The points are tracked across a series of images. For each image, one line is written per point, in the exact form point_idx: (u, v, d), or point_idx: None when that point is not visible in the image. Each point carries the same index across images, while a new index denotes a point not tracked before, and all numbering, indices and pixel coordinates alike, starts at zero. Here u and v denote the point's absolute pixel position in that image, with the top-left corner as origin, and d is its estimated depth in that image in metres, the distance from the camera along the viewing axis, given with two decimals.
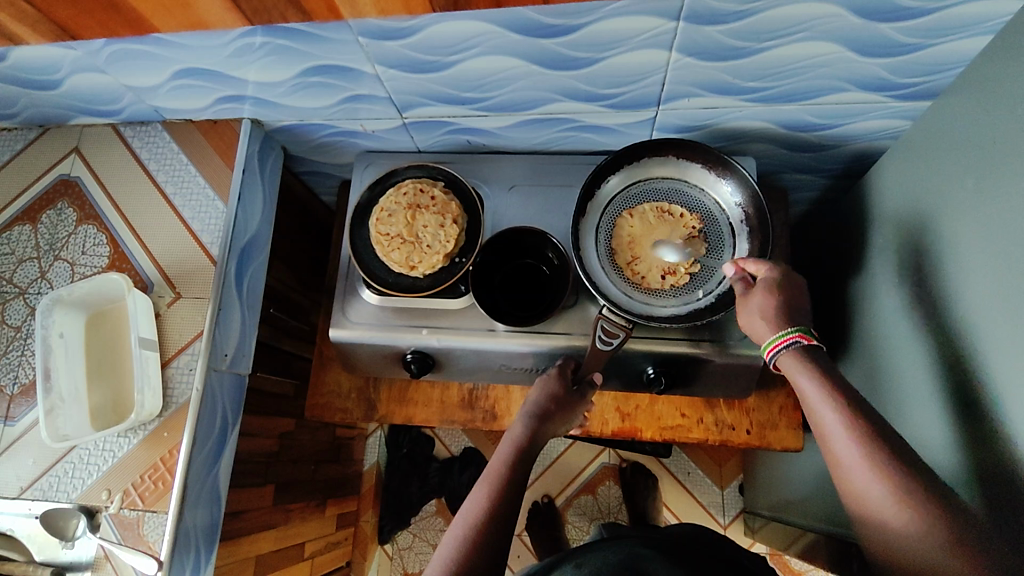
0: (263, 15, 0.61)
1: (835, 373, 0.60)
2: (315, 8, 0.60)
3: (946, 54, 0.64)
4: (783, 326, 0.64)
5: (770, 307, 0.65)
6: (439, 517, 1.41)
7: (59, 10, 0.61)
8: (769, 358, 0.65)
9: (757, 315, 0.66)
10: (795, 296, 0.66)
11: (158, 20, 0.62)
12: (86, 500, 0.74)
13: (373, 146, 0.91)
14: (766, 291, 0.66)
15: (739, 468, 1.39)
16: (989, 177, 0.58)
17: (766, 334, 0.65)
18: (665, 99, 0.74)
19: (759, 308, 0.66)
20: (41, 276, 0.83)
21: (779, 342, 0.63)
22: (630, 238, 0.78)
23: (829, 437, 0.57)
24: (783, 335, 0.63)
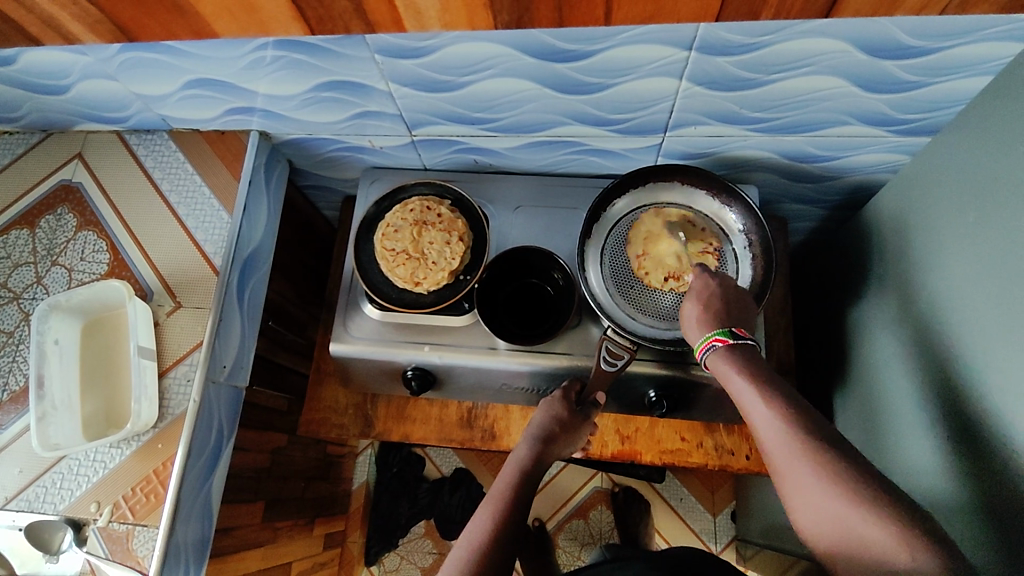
0: (327, 25, 0.60)
1: (761, 370, 0.61)
2: (381, 21, 0.59)
3: (945, 92, 0.67)
4: (707, 328, 0.65)
5: (696, 315, 0.66)
6: (428, 539, 1.39)
7: (121, 12, 0.60)
8: (701, 360, 0.66)
9: (690, 323, 0.67)
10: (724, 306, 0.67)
11: (219, 26, 0.61)
12: (74, 513, 0.72)
13: (380, 162, 0.92)
14: (695, 299, 0.68)
15: (731, 495, 1.39)
16: (989, 211, 0.60)
17: (694, 335, 0.66)
18: (672, 126, 0.76)
19: (692, 316, 0.67)
20: (37, 281, 0.81)
21: (704, 346, 0.65)
22: (648, 235, 0.77)
23: (763, 437, 0.57)
24: (705, 339, 0.65)
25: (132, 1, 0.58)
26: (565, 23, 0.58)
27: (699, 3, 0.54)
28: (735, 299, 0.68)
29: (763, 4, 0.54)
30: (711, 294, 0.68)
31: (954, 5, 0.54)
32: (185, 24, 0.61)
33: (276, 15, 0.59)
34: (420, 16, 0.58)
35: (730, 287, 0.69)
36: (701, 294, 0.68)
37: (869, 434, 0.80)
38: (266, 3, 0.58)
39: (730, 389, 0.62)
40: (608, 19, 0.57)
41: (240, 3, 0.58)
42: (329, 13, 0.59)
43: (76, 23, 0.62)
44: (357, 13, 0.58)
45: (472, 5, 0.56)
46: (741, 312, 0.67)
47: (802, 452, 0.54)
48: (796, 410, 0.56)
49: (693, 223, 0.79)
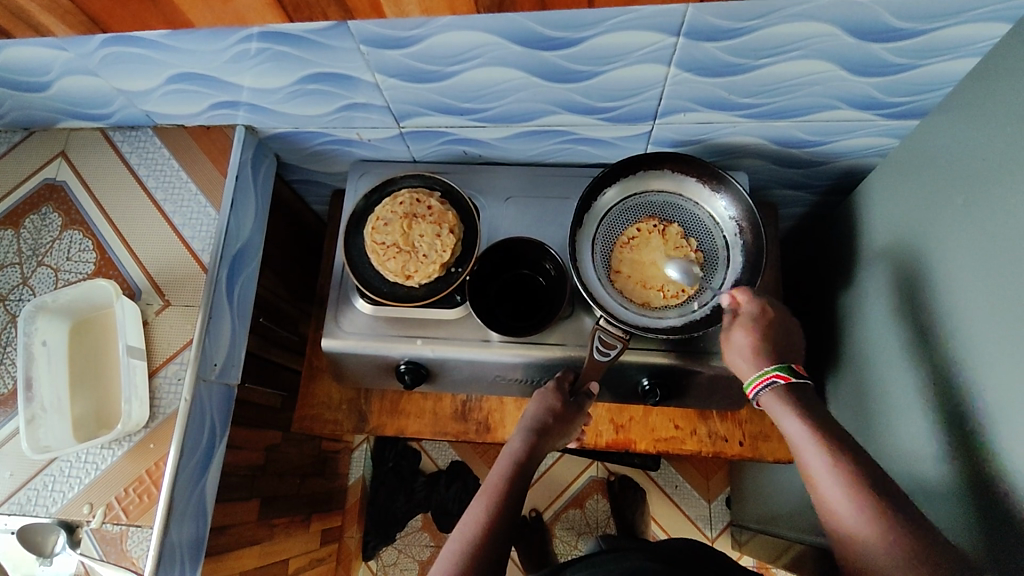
0: (304, 12, 0.59)
1: (817, 413, 0.63)
2: (359, 7, 0.58)
3: (934, 74, 0.66)
4: (762, 364, 0.67)
5: (749, 344, 0.68)
6: (425, 532, 1.42)
7: (89, 2, 0.59)
8: (752, 397, 0.68)
9: (741, 352, 0.69)
10: (777, 335, 0.69)
11: (196, 18, 0.60)
12: (66, 515, 0.72)
13: (368, 156, 0.91)
14: (748, 327, 0.69)
15: (726, 481, 1.40)
16: (978, 193, 0.60)
17: (748, 371, 0.68)
18: (662, 113, 0.75)
19: (742, 345, 0.69)
20: (23, 282, 0.80)
21: (760, 380, 0.66)
22: (626, 245, 0.79)
23: (813, 477, 0.59)
24: (763, 374, 0.66)
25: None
26: (548, 6, 0.57)
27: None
28: (786, 329, 0.70)
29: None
30: (765, 323, 0.69)
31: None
32: (160, 15, 0.60)
33: (248, 5, 0.58)
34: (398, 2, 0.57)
35: (781, 316, 0.71)
36: (755, 322, 0.69)
37: (862, 418, 0.81)
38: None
39: (784, 429, 0.64)
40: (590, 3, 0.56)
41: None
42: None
43: (47, 16, 0.61)
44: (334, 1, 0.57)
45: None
46: (789, 341, 0.69)
47: (855, 493, 0.56)
48: (849, 453, 0.59)
49: (628, 236, 0.79)
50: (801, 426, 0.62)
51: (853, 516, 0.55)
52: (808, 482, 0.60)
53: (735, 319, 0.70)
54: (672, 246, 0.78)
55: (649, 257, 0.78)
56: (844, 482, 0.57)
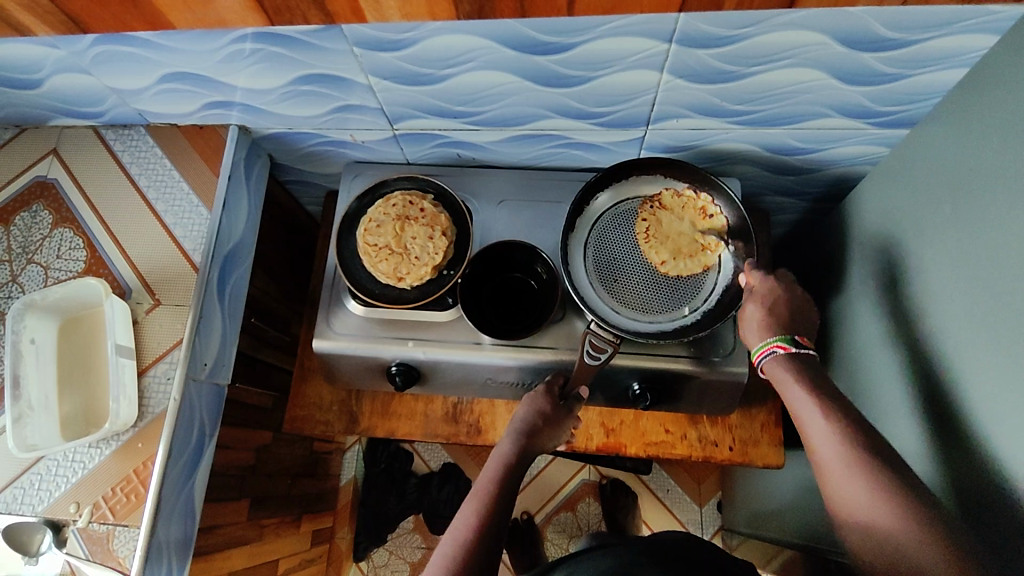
0: (285, 16, 0.61)
1: (818, 381, 0.65)
2: (339, 10, 0.59)
3: (924, 84, 0.67)
4: (768, 335, 0.69)
5: (758, 317, 0.70)
6: (416, 533, 1.40)
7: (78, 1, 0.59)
8: (756, 364, 0.70)
9: (751, 324, 0.71)
10: (787, 311, 0.70)
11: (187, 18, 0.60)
12: (52, 514, 0.71)
13: (362, 157, 0.91)
14: (758, 302, 0.70)
15: (717, 486, 1.41)
16: (966, 202, 0.60)
17: (755, 339, 0.70)
18: (654, 119, 0.76)
19: (752, 317, 0.70)
20: (12, 280, 0.80)
21: (764, 350, 0.68)
22: (647, 236, 0.78)
23: (811, 440, 0.61)
24: (766, 344, 0.68)
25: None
26: (528, 14, 0.58)
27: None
28: (800, 304, 0.71)
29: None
30: (776, 298, 0.70)
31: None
32: (139, 12, 0.60)
33: (237, 6, 0.59)
34: (379, 7, 0.58)
35: (793, 291, 0.72)
36: (765, 298, 0.70)
37: None
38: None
39: (785, 395, 0.66)
40: (569, 9, 0.57)
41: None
42: (286, 3, 0.59)
43: (38, 13, 0.61)
44: (314, 4, 0.58)
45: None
46: (801, 317, 0.70)
47: (851, 455, 0.58)
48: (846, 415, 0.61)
49: (644, 232, 0.79)
50: (802, 392, 0.64)
51: (846, 475, 0.57)
52: (806, 446, 0.62)
53: (749, 294, 0.72)
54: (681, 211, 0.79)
55: (672, 228, 0.79)
56: (841, 443, 0.59)
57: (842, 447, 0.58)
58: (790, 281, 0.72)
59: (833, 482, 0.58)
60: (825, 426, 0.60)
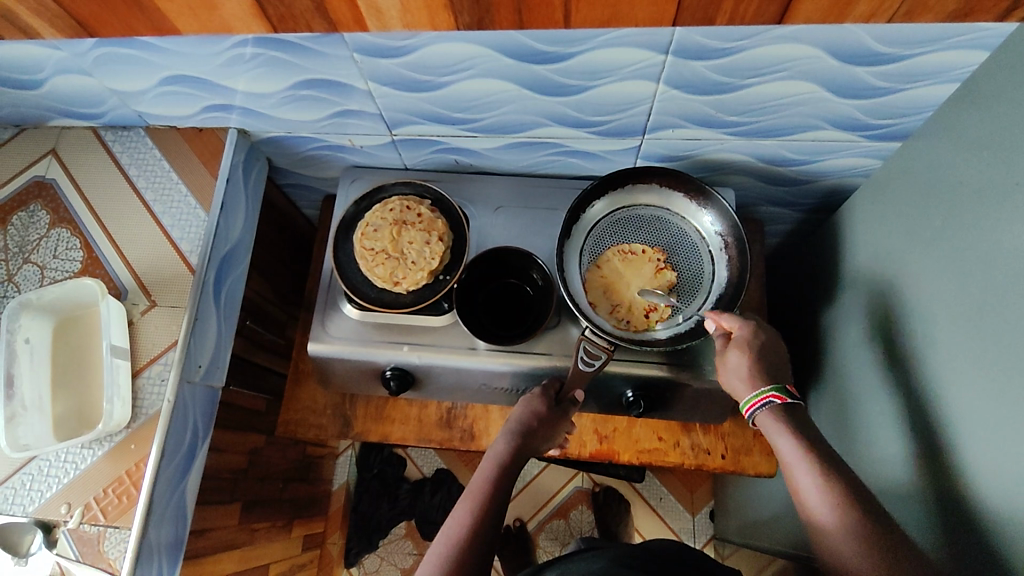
0: (290, 24, 0.62)
1: (804, 433, 0.63)
2: (343, 19, 0.60)
3: (916, 99, 0.68)
4: (759, 384, 0.67)
5: (743, 367, 0.68)
6: (408, 540, 1.40)
7: (83, 9, 0.60)
8: (747, 416, 0.68)
9: (736, 372, 0.69)
10: (769, 355, 0.69)
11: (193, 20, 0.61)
12: (43, 514, 0.71)
13: (360, 162, 0.91)
14: (742, 349, 0.69)
15: (710, 495, 1.41)
16: (956, 215, 0.61)
17: (746, 391, 0.68)
18: (650, 129, 0.76)
19: (737, 365, 0.69)
20: (8, 279, 0.80)
21: (756, 402, 0.67)
22: (622, 253, 0.79)
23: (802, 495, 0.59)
24: (759, 395, 0.67)
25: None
26: (525, 26, 0.60)
27: (656, 6, 0.56)
28: (777, 350, 0.70)
29: (716, 10, 0.56)
30: (756, 344, 0.69)
31: (906, 12, 0.56)
32: (144, 21, 0.61)
33: (238, 15, 0.60)
34: (382, 16, 0.59)
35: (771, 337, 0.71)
36: (746, 345, 0.69)
37: (842, 433, 0.81)
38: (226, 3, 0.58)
39: (777, 447, 0.64)
40: (566, 22, 0.59)
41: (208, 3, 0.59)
42: (290, 11, 0.59)
43: (50, 17, 0.62)
44: (317, 13, 0.60)
45: (433, 6, 0.57)
46: (780, 362, 0.69)
47: (840, 508, 0.56)
48: (837, 472, 0.58)
49: (632, 251, 0.80)
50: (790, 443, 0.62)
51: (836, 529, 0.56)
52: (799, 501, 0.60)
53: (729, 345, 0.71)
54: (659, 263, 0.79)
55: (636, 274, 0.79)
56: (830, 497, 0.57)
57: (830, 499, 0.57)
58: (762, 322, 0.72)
59: (824, 537, 0.56)
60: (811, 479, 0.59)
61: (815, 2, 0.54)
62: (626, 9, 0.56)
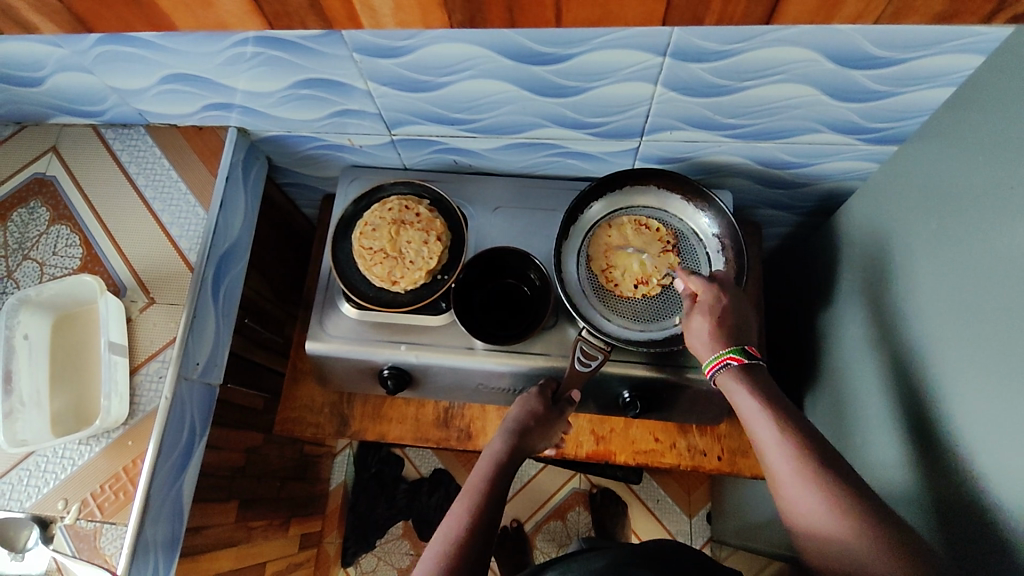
0: (283, 21, 0.60)
1: (763, 390, 0.62)
2: (336, 17, 0.59)
3: (913, 102, 0.68)
4: (718, 345, 0.65)
5: (705, 330, 0.66)
6: (405, 539, 1.40)
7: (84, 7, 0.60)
8: (708, 376, 0.66)
9: (699, 338, 0.67)
10: (733, 318, 0.66)
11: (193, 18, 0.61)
12: (40, 510, 0.71)
13: (360, 161, 0.92)
14: (704, 313, 0.66)
15: (707, 497, 1.41)
16: (952, 218, 0.61)
17: (706, 354, 0.66)
18: (648, 130, 0.77)
19: (700, 330, 0.66)
20: (7, 275, 0.80)
21: (716, 363, 0.65)
22: (638, 224, 0.81)
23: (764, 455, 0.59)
24: (719, 356, 0.65)
25: None
26: (518, 24, 0.58)
27: (647, 7, 0.54)
28: (743, 312, 0.67)
29: (706, 11, 0.54)
30: (719, 307, 0.67)
31: (894, 14, 0.54)
32: (145, 18, 0.62)
33: (238, 14, 0.60)
34: (374, 15, 0.58)
35: (737, 299, 0.68)
36: (710, 309, 0.67)
37: (838, 436, 0.81)
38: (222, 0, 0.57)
39: (738, 406, 0.63)
40: (557, 21, 0.57)
41: None
42: (284, 8, 0.58)
43: (52, 15, 0.63)
44: (312, 10, 0.58)
45: (425, 5, 0.56)
46: (746, 324, 0.67)
47: (801, 465, 0.56)
48: (795, 425, 0.59)
49: (647, 225, 0.81)
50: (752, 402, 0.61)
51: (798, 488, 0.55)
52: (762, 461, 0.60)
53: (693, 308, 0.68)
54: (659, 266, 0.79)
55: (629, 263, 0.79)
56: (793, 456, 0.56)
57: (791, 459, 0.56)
58: (734, 288, 0.69)
59: (786, 497, 0.56)
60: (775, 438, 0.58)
61: (804, 5, 0.53)
62: (618, 8, 0.55)
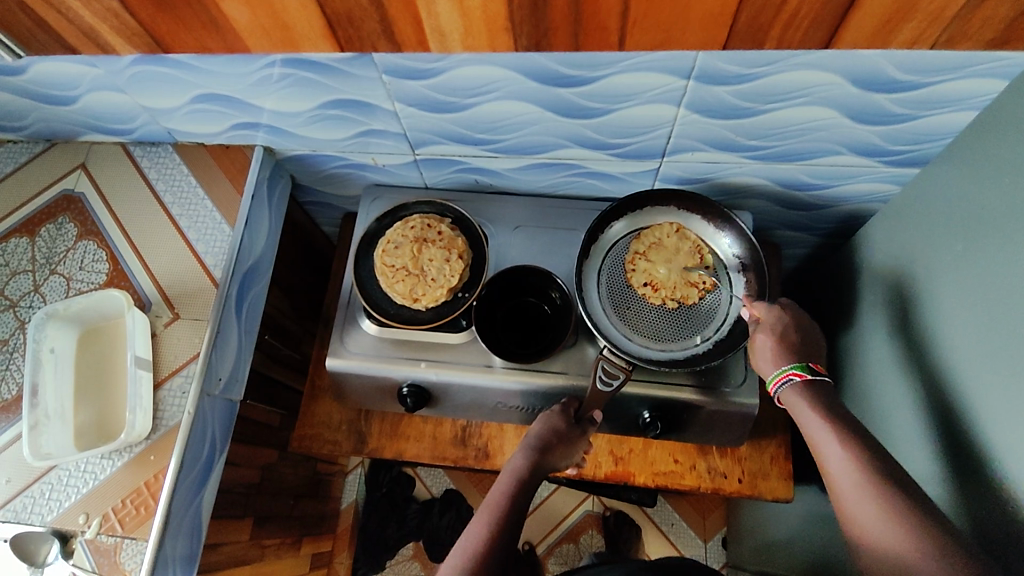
0: (356, 45, 0.63)
1: (843, 418, 0.62)
2: (407, 41, 0.61)
3: (934, 126, 0.69)
4: (782, 362, 0.67)
5: (770, 346, 0.68)
6: (416, 561, 1.38)
7: (123, 24, 0.62)
8: (773, 392, 0.68)
9: (764, 355, 0.69)
10: (799, 340, 0.68)
11: (234, 40, 0.63)
12: (61, 524, 0.71)
13: (381, 180, 0.93)
14: (769, 331, 0.69)
15: (722, 521, 1.39)
16: (978, 240, 0.61)
17: (770, 368, 0.68)
18: (670, 151, 0.77)
19: (764, 347, 0.69)
20: (34, 289, 0.81)
21: (779, 377, 0.66)
22: (697, 250, 0.80)
23: (834, 474, 0.58)
24: (782, 371, 0.66)
25: (145, 16, 0.61)
26: (581, 48, 0.61)
27: (707, 32, 0.57)
28: (809, 335, 0.69)
29: (765, 34, 0.57)
30: (785, 326, 0.69)
31: (947, 40, 0.56)
32: (180, 38, 0.64)
33: (280, 35, 0.62)
34: (444, 39, 0.61)
35: (802, 323, 0.70)
36: (774, 327, 0.69)
37: None
38: (272, 18, 0.60)
39: (804, 427, 0.63)
40: (620, 46, 0.60)
41: (244, 23, 0.61)
42: (358, 33, 0.61)
43: (102, 36, 0.64)
44: (383, 35, 0.61)
45: (494, 30, 0.59)
46: (813, 346, 0.69)
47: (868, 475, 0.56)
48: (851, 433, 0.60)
49: (703, 256, 0.80)
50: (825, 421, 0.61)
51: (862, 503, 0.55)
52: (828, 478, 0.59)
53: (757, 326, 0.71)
54: (688, 293, 0.78)
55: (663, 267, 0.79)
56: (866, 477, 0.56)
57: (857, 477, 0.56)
58: (801, 312, 0.71)
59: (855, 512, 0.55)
60: (843, 457, 0.58)
61: (860, 31, 0.56)
62: (679, 33, 0.57)
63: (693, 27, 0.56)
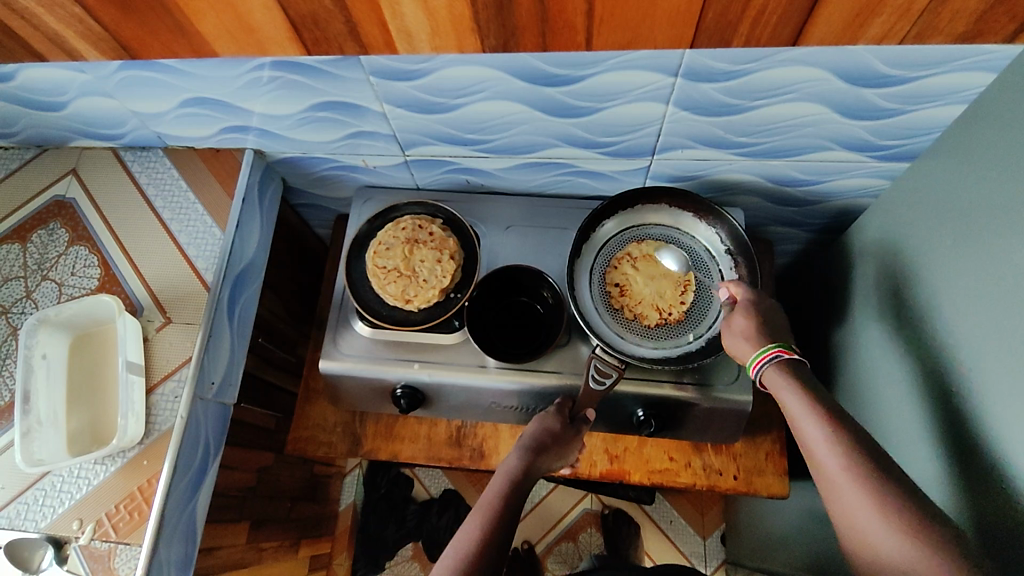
0: (323, 47, 0.63)
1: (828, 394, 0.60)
2: (374, 43, 0.61)
3: (923, 120, 0.69)
4: (763, 339, 0.67)
5: (747, 326, 0.68)
6: (415, 562, 1.38)
7: (106, 29, 0.62)
8: (754, 375, 0.66)
9: (739, 334, 0.69)
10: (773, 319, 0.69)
11: (221, 46, 0.63)
12: (55, 530, 0.71)
13: (373, 182, 0.93)
14: (744, 312, 0.70)
15: (721, 518, 1.39)
16: (968, 234, 0.61)
17: (749, 351, 0.67)
18: (660, 149, 0.77)
19: (740, 328, 0.69)
20: (26, 296, 0.81)
21: (760, 358, 0.65)
22: (681, 286, 0.79)
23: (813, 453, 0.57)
24: (762, 352, 0.65)
25: (128, 22, 0.61)
26: (549, 48, 0.61)
27: (674, 29, 0.57)
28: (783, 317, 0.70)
29: (733, 32, 0.57)
30: (759, 307, 0.70)
31: (917, 34, 0.56)
32: (162, 43, 0.63)
33: (263, 37, 0.62)
34: (411, 40, 0.61)
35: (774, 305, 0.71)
36: (748, 308, 0.70)
37: None
38: (255, 21, 0.59)
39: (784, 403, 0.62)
40: (588, 45, 0.60)
41: (230, 28, 0.61)
42: (324, 34, 0.61)
43: (85, 42, 0.64)
44: (351, 36, 0.61)
45: (460, 30, 0.59)
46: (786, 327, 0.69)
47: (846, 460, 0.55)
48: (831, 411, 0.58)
49: (684, 289, 0.79)
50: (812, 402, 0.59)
51: (850, 489, 0.53)
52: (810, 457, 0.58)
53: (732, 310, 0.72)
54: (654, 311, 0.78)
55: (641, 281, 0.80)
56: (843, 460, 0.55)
57: (848, 462, 0.54)
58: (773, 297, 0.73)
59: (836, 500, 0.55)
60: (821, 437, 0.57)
61: (826, 27, 0.56)
62: (646, 31, 0.57)
63: (661, 23, 0.56)
